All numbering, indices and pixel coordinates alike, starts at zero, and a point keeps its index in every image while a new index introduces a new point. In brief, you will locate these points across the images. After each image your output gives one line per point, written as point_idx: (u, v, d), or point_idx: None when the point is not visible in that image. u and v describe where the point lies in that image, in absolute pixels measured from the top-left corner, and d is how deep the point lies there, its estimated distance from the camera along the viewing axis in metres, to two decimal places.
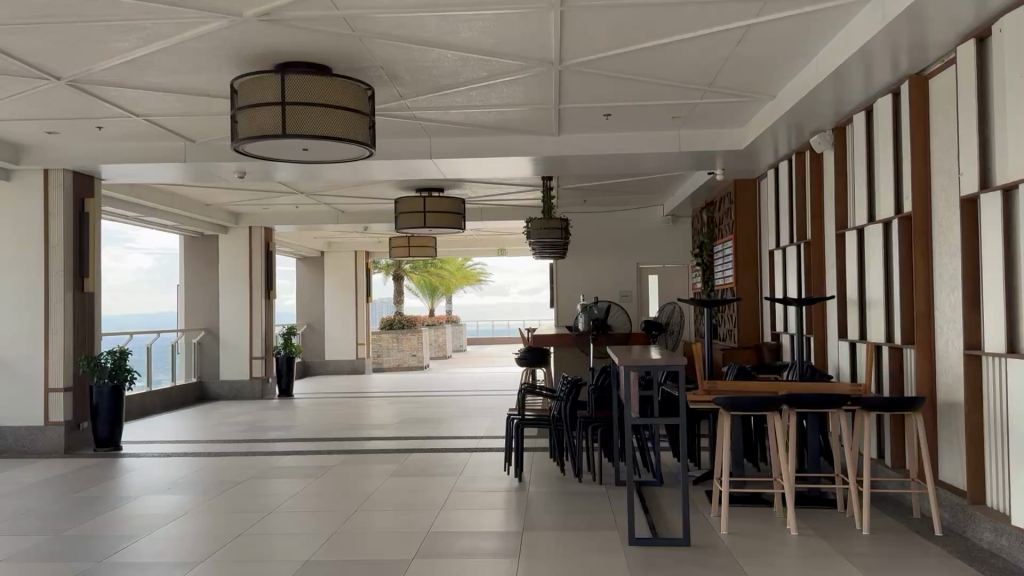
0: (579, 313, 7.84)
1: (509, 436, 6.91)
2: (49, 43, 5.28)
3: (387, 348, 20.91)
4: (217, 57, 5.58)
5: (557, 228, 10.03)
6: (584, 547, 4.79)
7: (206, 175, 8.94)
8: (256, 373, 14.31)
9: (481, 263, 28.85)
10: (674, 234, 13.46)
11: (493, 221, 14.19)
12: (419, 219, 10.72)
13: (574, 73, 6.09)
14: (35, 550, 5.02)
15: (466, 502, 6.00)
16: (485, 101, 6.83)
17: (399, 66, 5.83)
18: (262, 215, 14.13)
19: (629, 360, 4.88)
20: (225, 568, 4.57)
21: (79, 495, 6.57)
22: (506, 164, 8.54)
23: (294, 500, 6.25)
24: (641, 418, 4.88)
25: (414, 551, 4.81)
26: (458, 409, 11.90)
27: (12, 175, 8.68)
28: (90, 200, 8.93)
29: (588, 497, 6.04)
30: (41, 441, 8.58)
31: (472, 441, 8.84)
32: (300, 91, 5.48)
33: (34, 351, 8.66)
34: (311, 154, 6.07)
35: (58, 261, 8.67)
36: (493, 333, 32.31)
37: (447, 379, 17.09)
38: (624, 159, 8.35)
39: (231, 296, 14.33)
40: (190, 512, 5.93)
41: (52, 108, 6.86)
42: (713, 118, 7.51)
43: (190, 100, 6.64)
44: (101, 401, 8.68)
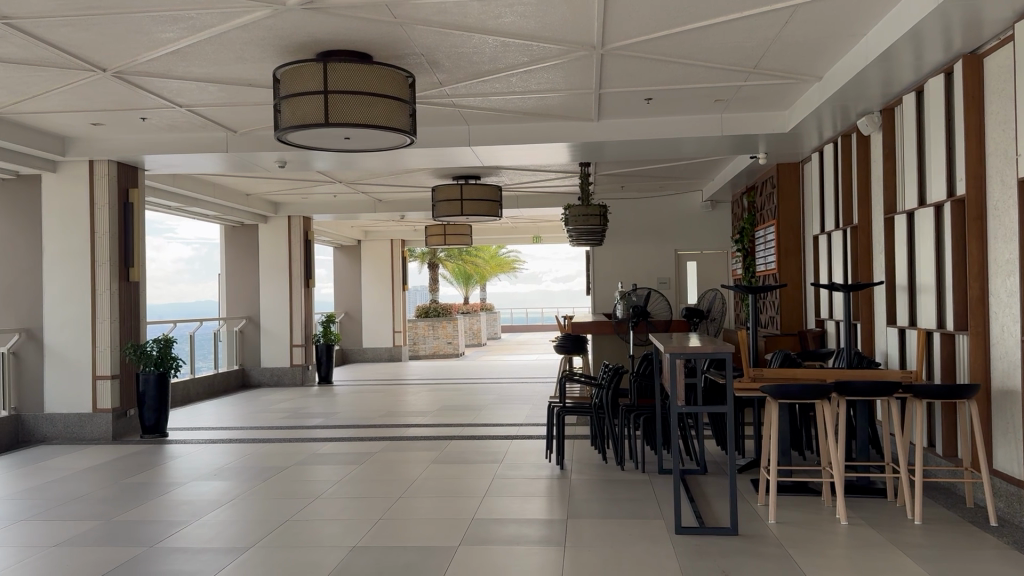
0: (618, 300, 7.73)
1: (549, 424, 6.84)
2: (95, 35, 5.33)
3: (422, 336, 21.01)
4: (259, 46, 5.60)
5: (596, 216, 9.89)
6: (632, 537, 4.76)
7: (247, 166, 9.04)
8: (296, 361, 14.42)
9: (514, 251, 28.89)
10: (712, 219, 13.31)
11: (530, 208, 14.13)
12: (455, 207, 10.72)
13: (615, 57, 6.01)
14: (89, 535, 5.12)
15: (508, 489, 5.97)
16: (525, 87, 6.77)
17: (440, 52, 5.80)
18: (301, 205, 14.27)
19: (673, 348, 4.82)
20: (275, 554, 4.62)
21: (128, 481, 6.70)
22: (544, 151, 8.46)
23: (338, 486, 6.30)
24: (686, 407, 4.81)
25: (461, 539, 4.80)
26: (496, 396, 11.89)
27: (59, 167, 8.83)
28: (134, 190, 9.07)
29: (633, 486, 5.99)
30: (90, 428, 8.76)
31: (513, 429, 8.83)
32: (341, 79, 5.47)
33: (82, 339, 8.81)
34: (353, 142, 6.09)
35: (104, 251, 8.81)
36: (527, 321, 32.32)
37: (484, 367, 17.12)
38: (663, 144, 8.25)
39: (272, 285, 14.50)
40: (238, 498, 6.00)
41: (97, 100, 6.95)
42: (758, 100, 7.38)
43: (233, 91, 6.70)
44: (148, 388, 8.81)
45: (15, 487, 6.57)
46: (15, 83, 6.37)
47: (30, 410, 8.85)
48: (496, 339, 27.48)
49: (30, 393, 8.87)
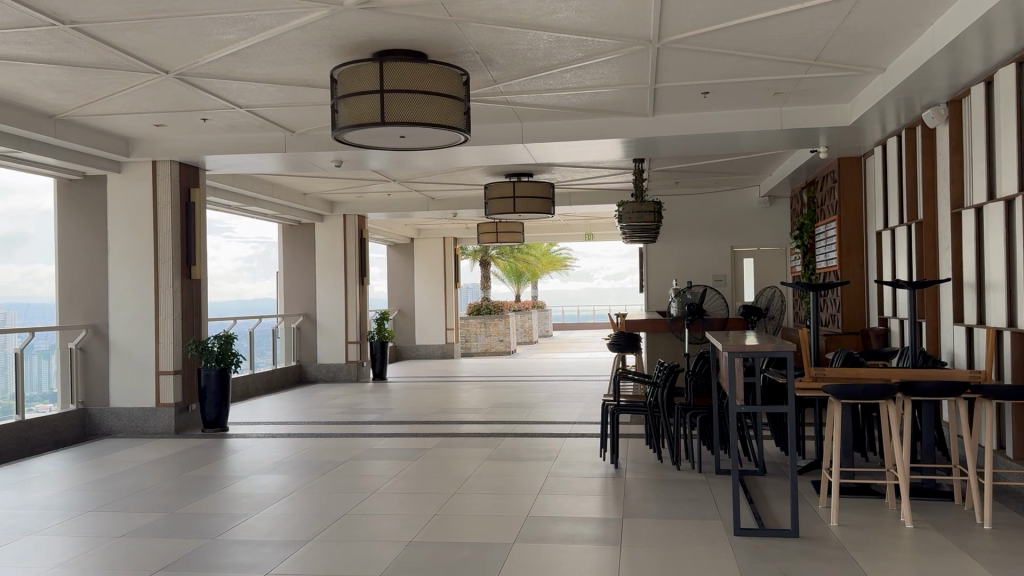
0: (673, 298, 7.63)
1: (603, 423, 6.77)
2: (159, 38, 5.46)
3: (474, 334, 21.07)
4: (316, 47, 5.67)
5: (650, 212, 9.76)
6: (689, 537, 4.70)
7: (304, 165, 9.17)
8: (351, 357, 14.62)
9: (566, 249, 28.81)
10: (770, 216, 13.06)
11: (583, 206, 14.07)
12: (508, 204, 10.72)
13: (671, 51, 5.93)
14: (155, 526, 5.26)
15: (561, 487, 5.95)
16: (579, 83, 6.73)
17: (495, 49, 5.79)
18: (356, 204, 14.46)
19: (732, 347, 4.73)
20: (334, 547, 4.68)
21: (191, 474, 6.86)
22: (598, 147, 8.40)
23: (394, 482, 6.35)
24: (746, 407, 4.71)
25: (517, 536, 4.80)
26: (548, 394, 11.84)
27: (123, 167, 9.07)
28: (195, 190, 9.28)
29: (689, 486, 5.91)
30: (154, 422, 9.01)
31: (566, 427, 8.80)
32: (397, 79, 5.50)
33: (147, 336, 9.05)
34: (409, 140, 6.13)
35: (167, 249, 9.04)
36: (578, 319, 32.20)
37: (537, 365, 17.09)
38: (720, 139, 8.12)
39: (328, 282, 14.71)
40: (297, 492, 6.09)
41: (161, 101, 7.12)
42: (818, 93, 7.22)
43: (291, 91, 6.81)
44: (209, 383, 9.01)
45: (82, 479, 6.78)
46: (83, 86, 6.56)
47: (96, 404, 9.12)
48: (548, 337, 27.44)
49: (97, 387, 9.13)
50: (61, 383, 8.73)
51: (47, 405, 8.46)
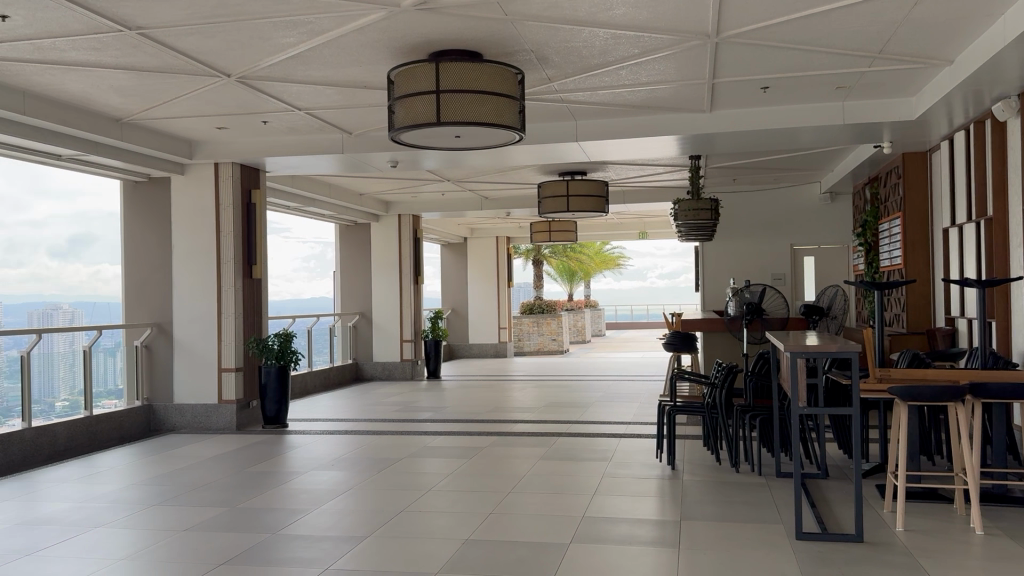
0: (729, 297, 7.49)
1: (660, 423, 6.69)
2: (221, 42, 5.58)
3: (527, 332, 21.08)
4: (373, 49, 5.74)
5: (707, 210, 9.63)
6: (749, 540, 4.62)
7: (361, 166, 9.28)
8: (406, 356, 14.73)
9: (620, 248, 28.64)
10: (830, 213, 12.77)
11: (638, 204, 13.95)
12: (562, 203, 10.70)
13: (730, 46, 5.84)
14: (218, 521, 5.38)
15: (618, 488, 5.90)
16: (634, 80, 6.67)
17: (550, 47, 5.77)
18: (410, 204, 14.59)
19: (794, 347, 4.63)
20: (392, 544, 4.72)
21: (252, 469, 7.01)
22: (654, 144, 8.32)
23: (450, 479, 6.38)
24: (808, 409, 4.62)
25: (574, 536, 4.78)
26: (603, 393, 11.77)
27: (187, 169, 9.30)
28: (256, 191, 9.46)
29: (749, 488, 5.81)
30: (216, 417, 9.22)
31: (622, 427, 8.74)
32: (452, 78, 5.53)
33: (210, 334, 9.26)
34: (464, 140, 6.16)
35: (229, 250, 9.24)
36: (632, 319, 31.95)
37: (591, 364, 17.00)
38: (780, 135, 7.97)
39: (383, 281, 14.89)
40: (354, 488, 6.17)
41: (223, 105, 7.29)
42: (882, 87, 7.02)
43: (349, 93, 6.90)
44: (269, 381, 9.19)
45: (148, 473, 6.99)
46: (148, 91, 6.76)
47: (161, 400, 9.38)
48: (601, 336, 27.30)
49: (162, 384, 9.39)
50: (127, 379, 9.00)
51: (113, 400, 8.73)
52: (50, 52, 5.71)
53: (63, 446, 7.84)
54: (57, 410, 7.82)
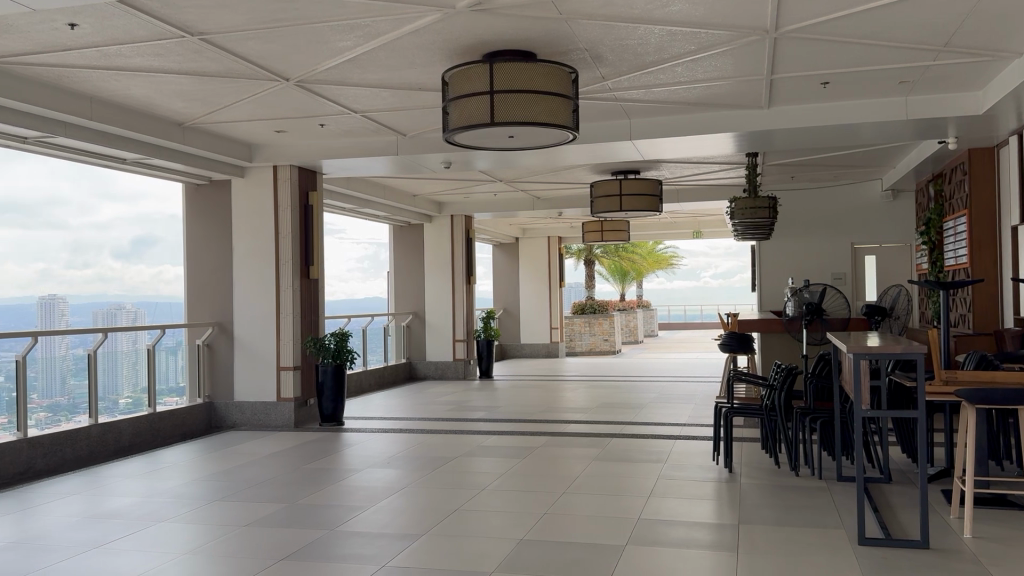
0: (788, 297, 7.35)
1: (716, 425, 6.60)
2: (280, 47, 5.69)
3: (579, 333, 21.01)
4: (428, 50, 5.78)
5: (765, 208, 9.47)
6: (809, 545, 4.53)
7: (415, 167, 9.36)
8: (458, 356, 14.81)
9: (672, 248, 28.40)
10: (891, 211, 12.45)
11: (692, 203, 13.80)
12: (615, 202, 10.64)
13: (789, 41, 5.73)
14: (276, 517, 5.48)
15: (674, 490, 5.84)
16: (691, 77, 6.60)
17: (605, 46, 5.74)
18: (463, 204, 14.67)
19: (857, 348, 4.53)
20: (447, 542, 4.75)
21: (309, 466, 7.12)
22: (710, 142, 8.21)
23: (504, 479, 6.39)
24: (872, 411, 4.51)
25: (629, 538, 4.75)
26: (656, 395, 11.66)
27: (247, 172, 9.49)
28: (313, 193, 9.63)
29: (809, 492, 5.70)
30: (275, 415, 9.41)
31: (677, 428, 8.64)
32: (506, 79, 5.54)
33: (268, 333, 9.45)
34: (518, 140, 6.16)
35: (288, 251, 9.40)
36: (686, 319, 31.61)
37: (644, 365, 16.87)
38: (839, 132, 7.80)
39: (436, 281, 15.01)
40: (409, 486, 6.22)
41: (282, 108, 7.42)
42: (948, 81, 6.81)
43: (404, 95, 6.96)
44: (326, 379, 9.34)
45: (209, 469, 7.14)
46: (209, 95, 6.92)
47: (221, 397, 9.60)
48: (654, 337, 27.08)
49: (222, 382, 9.61)
50: (188, 377, 9.24)
51: (175, 398, 8.97)
52: (117, 58, 5.88)
53: (128, 442, 8.09)
54: (121, 407, 8.05)
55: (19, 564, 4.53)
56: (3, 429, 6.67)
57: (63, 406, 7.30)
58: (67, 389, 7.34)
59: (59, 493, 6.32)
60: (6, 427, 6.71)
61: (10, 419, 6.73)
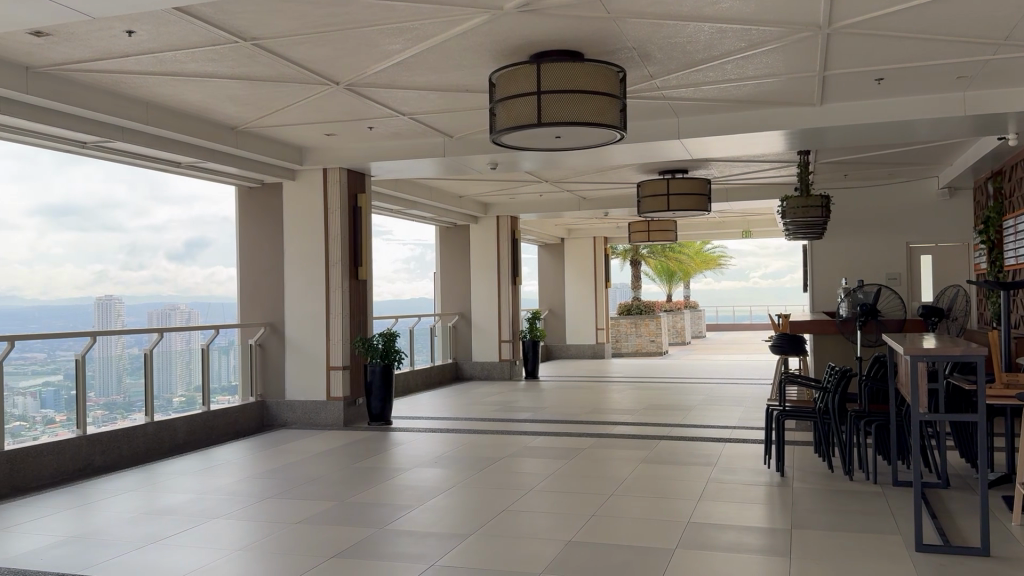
0: (842, 297, 7.28)
1: (768, 429, 6.50)
2: (330, 51, 5.76)
3: (625, 334, 20.90)
4: (476, 52, 5.80)
5: (817, 207, 9.29)
6: (864, 551, 4.43)
7: (461, 168, 9.40)
8: (504, 356, 14.83)
9: (720, 248, 28.08)
10: (948, 209, 12.13)
11: (740, 202, 13.62)
12: (662, 202, 10.54)
13: (842, 36, 5.61)
14: (326, 514, 5.55)
15: (724, 494, 5.77)
16: (740, 74, 6.51)
17: (653, 44, 5.70)
18: (508, 205, 14.69)
19: (913, 349, 4.43)
20: (496, 542, 4.77)
21: (358, 465, 7.20)
22: (760, 140, 8.09)
23: (551, 480, 6.38)
24: (930, 414, 4.40)
25: (678, 541, 4.70)
26: (704, 397, 11.53)
27: (297, 175, 9.64)
28: (361, 195, 9.74)
29: (863, 497, 5.58)
30: (324, 413, 9.53)
31: (726, 431, 8.53)
32: (553, 79, 5.53)
33: (318, 333, 9.58)
34: (565, 141, 6.15)
35: (337, 252, 9.52)
36: (734, 321, 31.18)
37: (691, 366, 16.70)
38: (894, 128, 7.62)
39: (482, 282, 15.07)
40: (456, 486, 6.25)
41: (331, 111, 7.52)
42: (1009, 75, 6.61)
43: (451, 97, 7.00)
44: (375, 379, 9.44)
45: (261, 467, 7.27)
46: (261, 100, 7.04)
47: (273, 396, 9.76)
48: (701, 338, 26.80)
49: (274, 381, 9.77)
50: (241, 376, 9.42)
51: (228, 396, 9.15)
52: (172, 64, 6.01)
53: (184, 439, 8.27)
54: (175, 405, 8.25)
55: (81, 558, 4.68)
56: (62, 426, 6.89)
57: (119, 404, 7.50)
58: (123, 388, 7.54)
59: (117, 489, 6.50)
60: (65, 425, 6.92)
61: (69, 416, 6.95)
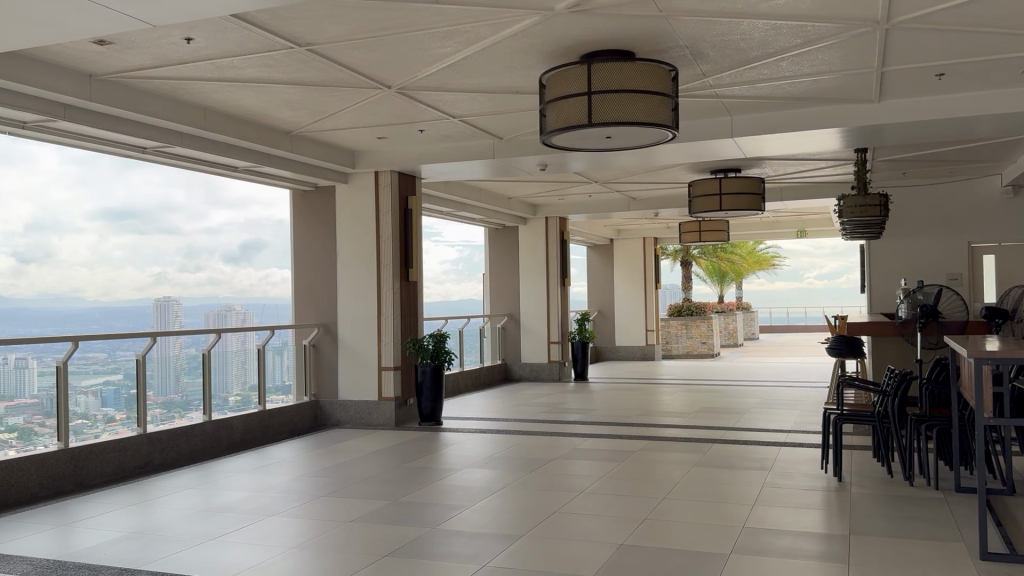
0: (900, 299, 7.07)
1: (825, 433, 6.36)
2: (382, 55, 5.81)
3: (676, 335, 20.72)
4: (526, 54, 5.80)
5: (875, 206, 9.08)
6: (927, 559, 4.31)
7: (511, 170, 9.41)
8: (554, 357, 14.80)
9: (773, 249, 27.63)
10: (1013, 207, 11.73)
11: (794, 202, 13.38)
12: (714, 202, 10.41)
13: (902, 31, 5.47)
14: (379, 514, 5.60)
15: (779, 499, 5.66)
16: (795, 71, 6.39)
17: (706, 42, 5.63)
18: (558, 206, 14.66)
19: (977, 352, 4.29)
20: (548, 544, 4.75)
21: (409, 465, 7.25)
22: (815, 138, 7.93)
23: (602, 482, 6.34)
24: (996, 419, 4.26)
25: (733, 546, 4.63)
26: (757, 400, 11.34)
27: (349, 178, 9.77)
28: (412, 198, 9.82)
29: (925, 503, 5.43)
30: (376, 413, 9.63)
31: (781, 434, 8.38)
32: (604, 79, 5.50)
33: (370, 334, 9.68)
34: (615, 141, 6.11)
35: (388, 253, 9.61)
36: (788, 322, 30.63)
37: (744, 368, 16.44)
38: (956, 125, 7.40)
39: (531, 283, 15.06)
40: (507, 487, 6.25)
41: (382, 115, 7.60)
42: None
43: (501, 99, 7.02)
44: (425, 379, 9.50)
45: (315, 466, 7.36)
46: (315, 104, 7.14)
47: (326, 396, 9.90)
48: (754, 340, 26.39)
49: (327, 381, 9.91)
50: (295, 376, 9.57)
51: (283, 396, 9.30)
52: (229, 70, 6.14)
53: (240, 437, 8.43)
54: (231, 404, 8.41)
55: (141, 553, 4.80)
56: (123, 424, 7.07)
57: (177, 404, 7.67)
58: (181, 387, 7.72)
59: (175, 486, 6.65)
60: (125, 423, 7.11)
61: (129, 415, 7.13)
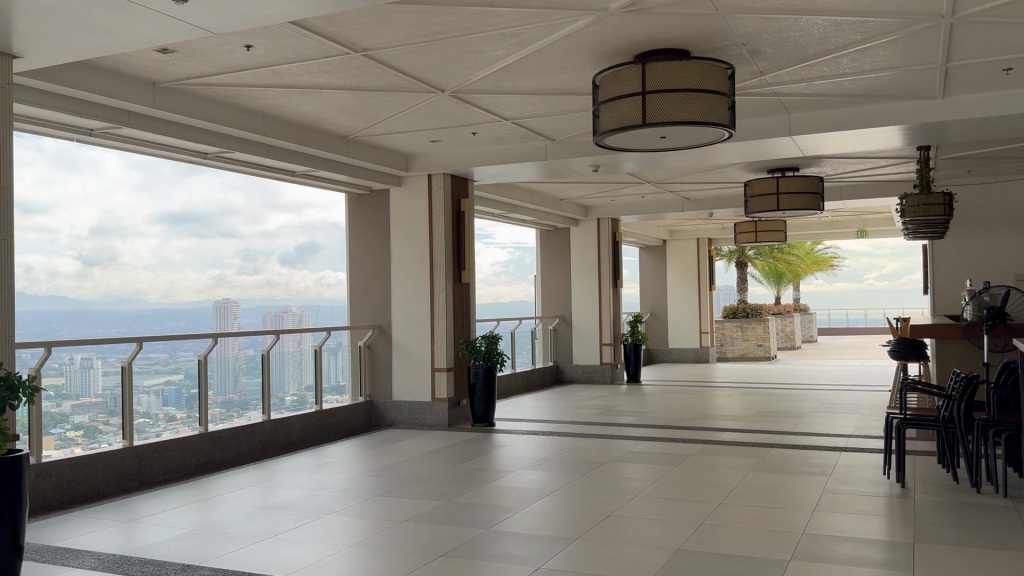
0: (966, 300, 6.88)
1: (887, 438, 6.19)
2: (437, 58, 5.86)
3: (730, 337, 20.48)
4: (580, 55, 5.78)
5: (939, 204, 8.83)
6: (996, 568, 4.16)
7: (563, 171, 9.39)
8: (606, 359, 14.72)
9: (833, 249, 27.04)
10: None
11: (854, 201, 13.08)
12: (770, 201, 10.24)
13: (969, 25, 5.31)
14: (433, 514, 5.63)
15: (839, 505, 5.53)
16: (855, 68, 6.25)
17: (763, 40, 5.54)
18: (610, 207, 14.59)
19: None
20: (602, 547, 4.72)
21: (462, 466, 7.29)
22: (875, 136, 7.75)
23: (656, 486, 6.29)
24: None
25: (792, 553, 4.54)
26: (815, 403, 11.12)
27: (403, 181, 9.87)
28: (465, 200, 9.88)
29: (993, 511, 5.24)
30: (429, 414, 9.69)
31: (841, 439, 8.19)
32: (659, 78, 5.45)
33: (423, 336, 9.76)
34: (670, 141, 6.06)
35: (441, 255, 9.68)
36: (848, 324, 29.95)
37: (801, 371, 16.13)
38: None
39: (583, 285, 15.01)
40: (560, 489, 6.23)
41: (436, 118, 7.66)
42: None
43: (554, 100, 7.01)
44: (478, 380, 9.53)
45: (369, 465, 7.45)
46: (370, 108, 7.24)
47: (380, 396, 10.01)
48: (812, 342, 25.86)
49: (381, 382, 10.02)
50: (350, 377, 9.70)
51: (338, 396, 9.43)
52: (287, 76, 6.26)
53: (297, 437, 8.57)
54: (288, 404, 8.56)
55: (202, 550, 4.90)
56: (184, 423, 7.24)
57: (236, 403, 7.83)
58: (240, 387, 7.88)
59: (235, 484, 6.80)
60: (186, 422, 7.28)
61: (189, 414, 7.31)
